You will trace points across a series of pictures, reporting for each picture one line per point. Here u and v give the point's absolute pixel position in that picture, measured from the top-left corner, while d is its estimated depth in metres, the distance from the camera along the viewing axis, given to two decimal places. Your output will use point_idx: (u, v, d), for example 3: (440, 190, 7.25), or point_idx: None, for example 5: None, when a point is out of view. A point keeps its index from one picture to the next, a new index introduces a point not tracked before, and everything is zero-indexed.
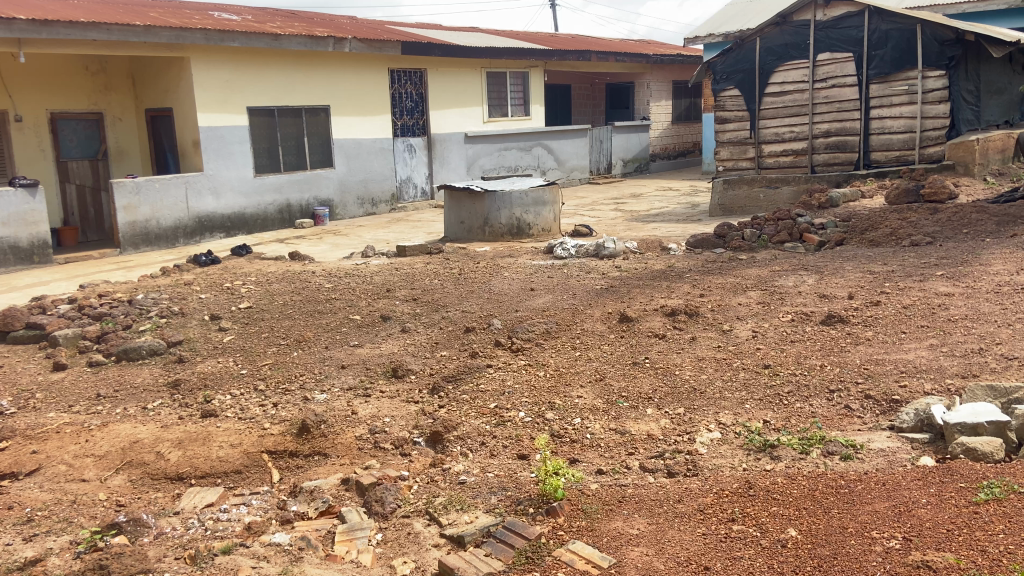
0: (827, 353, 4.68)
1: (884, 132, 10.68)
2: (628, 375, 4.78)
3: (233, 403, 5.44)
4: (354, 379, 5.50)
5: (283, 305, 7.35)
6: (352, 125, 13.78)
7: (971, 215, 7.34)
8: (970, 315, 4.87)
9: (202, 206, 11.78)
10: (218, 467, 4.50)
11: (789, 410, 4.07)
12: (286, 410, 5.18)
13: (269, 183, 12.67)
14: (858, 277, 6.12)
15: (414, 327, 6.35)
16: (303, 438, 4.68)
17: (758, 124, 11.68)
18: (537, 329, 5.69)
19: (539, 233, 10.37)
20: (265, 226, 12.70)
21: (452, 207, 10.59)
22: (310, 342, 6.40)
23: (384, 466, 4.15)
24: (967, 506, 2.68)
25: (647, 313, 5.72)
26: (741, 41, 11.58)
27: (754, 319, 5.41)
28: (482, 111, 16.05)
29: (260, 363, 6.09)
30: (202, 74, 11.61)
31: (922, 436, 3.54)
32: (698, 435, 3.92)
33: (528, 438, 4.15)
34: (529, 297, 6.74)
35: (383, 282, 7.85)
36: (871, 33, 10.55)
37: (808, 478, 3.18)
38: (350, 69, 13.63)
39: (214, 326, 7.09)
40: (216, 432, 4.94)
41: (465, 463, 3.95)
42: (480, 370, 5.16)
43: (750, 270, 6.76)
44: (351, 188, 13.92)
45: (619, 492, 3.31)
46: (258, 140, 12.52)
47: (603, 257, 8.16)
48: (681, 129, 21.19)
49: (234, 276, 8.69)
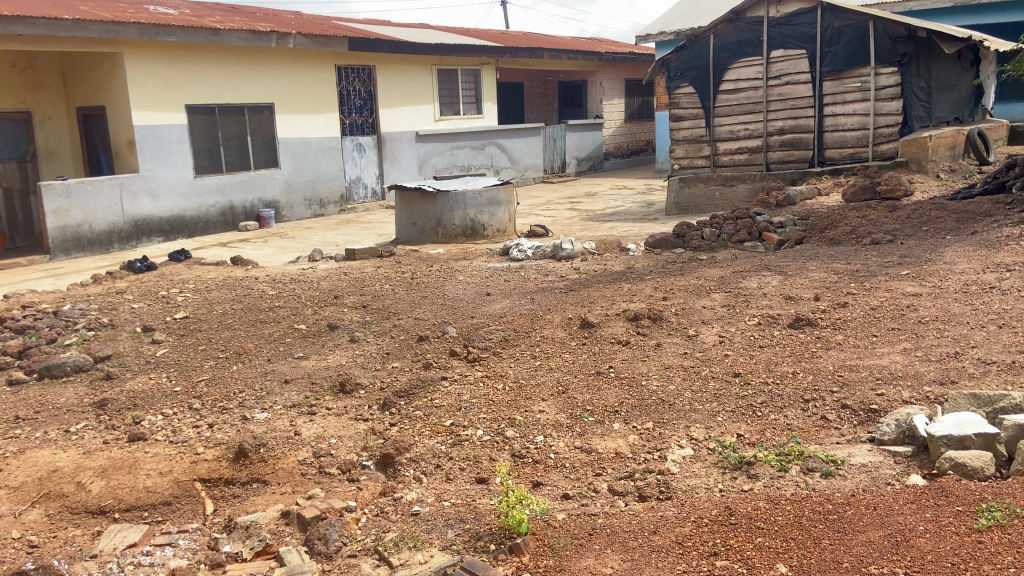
0: (797, 358, 4.47)
1: (838, 129, 10.66)
2: (592, 387, 4.49)
3: (163, 425, 4.99)
4: (298, 395, 5.09)
5: (224, 315, 6.88)
6: (297, 123, 13.25)
7: (930, 212, 7.27)
8: (941, 317, 4.72)
9: (139, 209, 11.15)
10: (145, 500, 4.08)
11: (763, 423, 3.84)
12: (222, 432, 4.75)
13: (210, 184, 12.07)
14: (823, 277, 5.95)
15: (363, 336, 5.98)
16: (241, 463, 4.28)
17: (713, 122, 11.51)
18: (494, 337, 5.38)
19: (493, 233, 10.04)
20: (206, 229, 12.10)
21: (403, 208, 10.20)
22: (250, 354, 5.96)
23: (329, 494, 3.80)
24: (970, 535, 2.45)
25: (609, 318, 5.46)
26: (694, 37, 11.39)
27: (719, 323, 5.19)
28: (433, 109, 15.67)
29: (196, 379, 5.64)
30: (137, 70, 11.00)
31: (905, 450, 3.34)
32: (669, 453, 3.67)
33: (487, 459, 3.84)
34: (484, 302, 6.42)
35: (331, 288, 7.44)
36: (824, 30, 10.52)
37: (792, 502, 2.93)
38: (294, 65, 13.09)
39: (147, 338, 6.60)
40: (144, 458, 4.51)
41: (419, 491, 3.61)
42: (434, 384, 4.82)
43: (712, 271, 6.57)
44: (298, 189, 13.39)
45: (589, 523, 3.01)
46: (198, 140, 11.91)
47: (560, 259, 7.89)
48: (634, 127, 21.12)
49: (171, 283, 8.18)
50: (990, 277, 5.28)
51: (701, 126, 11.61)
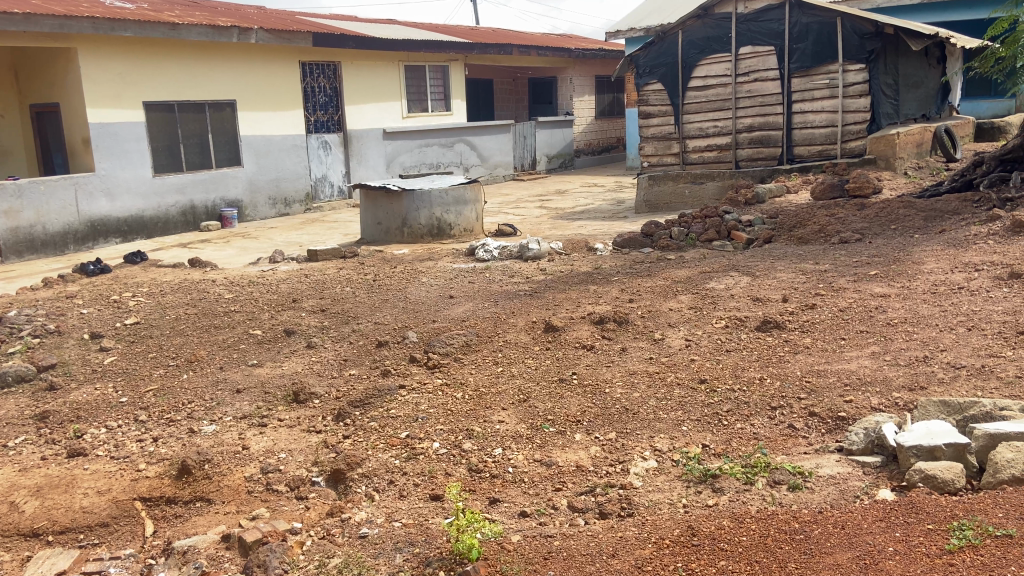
0: (764, 363, 4.35)
1: (806, 126, 10.61)
2: (554, 395, 4.32)
3: (106, 439, 4.73)
4: (249, 406, 4.86)
5: (176, 321, 6.60)
6: (260, 120, 12.92)
7: (898, 210, 7.21)
8: (909, 319, 4.63)
9: (95, 208, 10.77)
10: (80, 521, 3.84)
11: (729, 433, 3.71)
12: (167, 446, 4.51)
13: (170, 183, 11.71)
14: (791, 278, 5.84)
15: (321, 342, 5.75)
16: (183, 481, 4.06)
17: (682, 119, 11.41)
18: (455, 342, 5.18)
19: (460, 233, 9.84)
20: (166, 229, 11.74)
21: (368, 208, 9.97)
22: (202, 362, 5.70)
23: (275, 515, 3.60)
24: (940, 556, 2.32)
25: (574, 322, 5.30)
26: (662, 34, 11.28)
27: (686, 326, 5.06)
28: (401, 106, 15.42)
29: (143, 390, 5.36)
30: (92, 66, 10.63)
31: (874, 460, 3.23)
32: (632, 466, 3.52)
33: (442, 475, 3.67)
34: (447, 305, 6.23)
35: (289, 291, 7.19)
36: (792, 27, 10.47)
37: (756, 520, 2.79)
38: (256, 61, 12.76)
39: (94, 345, 6.30)
40: (82, 475, 4.26)
41: (369, 511, 3.44)
42: (391, 393, 4.62)
43: (680, 271, 6.45)
44: (261, 188, 13.06)
45: (544, 546, 2.85)
46: (156, 137, 11.55)
47: (527, 259, 7.72)
48: (605, 123, 21.02)
49: (123, 287, 7.87)
50: (958, 277, 5.21)
51: (671, 123, 11.50)
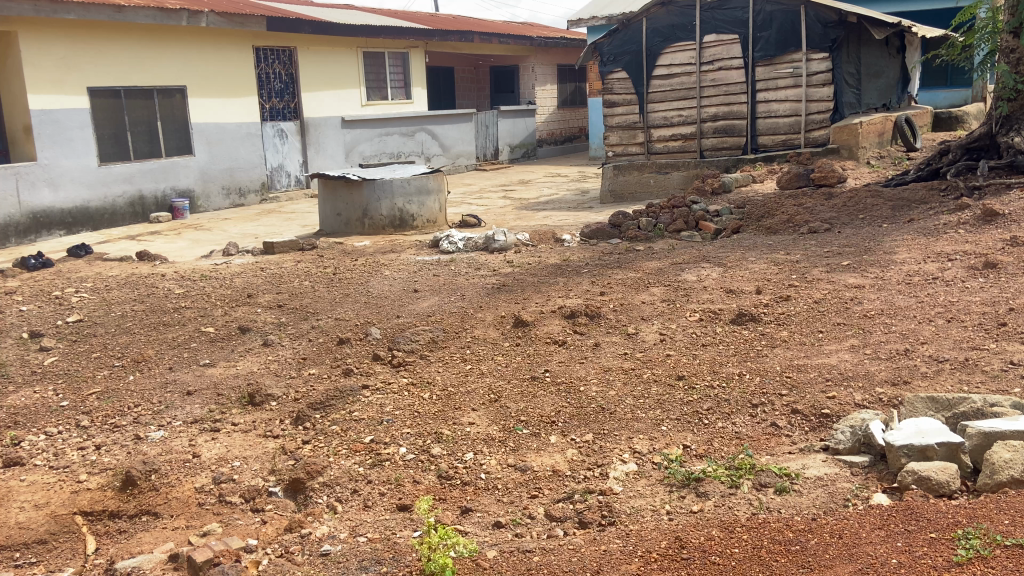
0: (743, 358, 4.20)
1: (771, 115, 10.56)
2: (526, 394, 4.11)
3: (45, 446, 4.36)
4: (202, 409, 4.56)
5: (122, 318, 6.22)
6: (212, 107, 12.41)
7: (866, 200, 7.16)
8: (886, 310, 4.53)
9: (37, 199, 10.23)
10: (14, 538, 3.50)
11: (710, 432, 3.55)
12: (111, 455, 4.18)
13: (117, 172, 11.18)
14: (764, 269, 5.72)
15: (277, 340, 5.44)
16: (127, 494, 3.75)
17: (646, 108, 11.27)
18: (421, 339, 4.94)
19: (423, 224, 9.55)
20: (114, 221, 11.20)
21: (327, 198, 9.61)
22: (150, 362, 5.36)
23: (228, 530, 3.35)
24: (948, 569, 2.22)
25: (544, 316, 5.10)
26: (627, 21, 11.10)
27: (660, 319, 4.90)
28: (359, 94, 15.01)
29: (86, 393, 5.00)
30: (33, 49, 10.08)
31: (862, 460, 3.11)
32: (612, 469, 3.34)
33: (410, 483, 3.45)
34: (412, 300, 5.98)
35: (244, 286, 6.85)
36: (756, 15, 10.40)
37: (747, 529, 2.66)
38: (207, 46, 12.24)
39: (34, 345, 5.87)
40: (18, 488, 3.90)
41: (331, 525, 3.22)
42: (353, 394, 4.36)
43: (651, 263, 6.29)
44: (214, 178, 12.57)
45: (523, 562, 2.68)
46: (102, 125, 11.01)
47: (492, 251, 7.49)
48: (567, 113, 20.86)
49: (67, 282, 7.42)
50: (932, 267, 5.14)
51: (635, 112, 11.36)
